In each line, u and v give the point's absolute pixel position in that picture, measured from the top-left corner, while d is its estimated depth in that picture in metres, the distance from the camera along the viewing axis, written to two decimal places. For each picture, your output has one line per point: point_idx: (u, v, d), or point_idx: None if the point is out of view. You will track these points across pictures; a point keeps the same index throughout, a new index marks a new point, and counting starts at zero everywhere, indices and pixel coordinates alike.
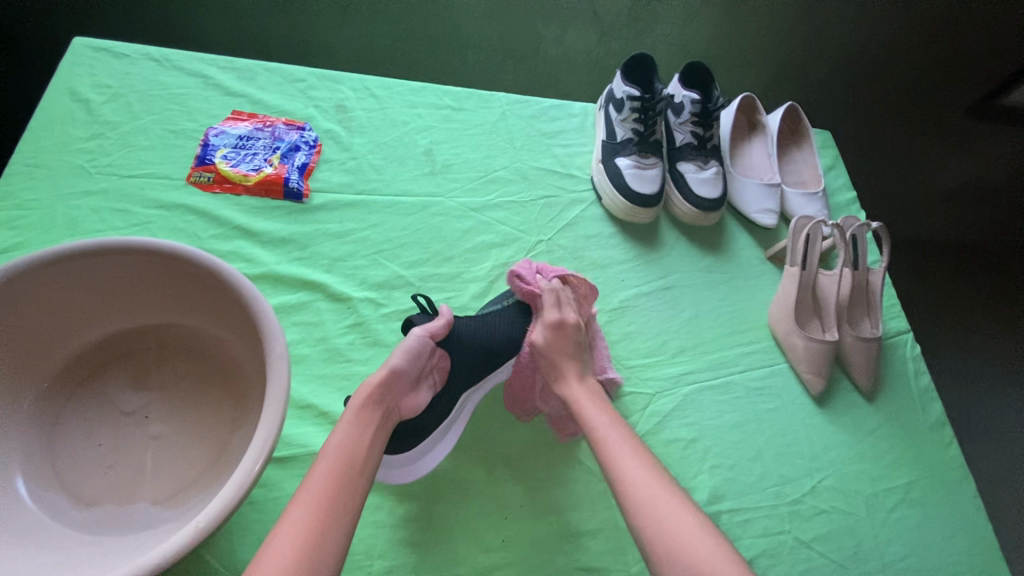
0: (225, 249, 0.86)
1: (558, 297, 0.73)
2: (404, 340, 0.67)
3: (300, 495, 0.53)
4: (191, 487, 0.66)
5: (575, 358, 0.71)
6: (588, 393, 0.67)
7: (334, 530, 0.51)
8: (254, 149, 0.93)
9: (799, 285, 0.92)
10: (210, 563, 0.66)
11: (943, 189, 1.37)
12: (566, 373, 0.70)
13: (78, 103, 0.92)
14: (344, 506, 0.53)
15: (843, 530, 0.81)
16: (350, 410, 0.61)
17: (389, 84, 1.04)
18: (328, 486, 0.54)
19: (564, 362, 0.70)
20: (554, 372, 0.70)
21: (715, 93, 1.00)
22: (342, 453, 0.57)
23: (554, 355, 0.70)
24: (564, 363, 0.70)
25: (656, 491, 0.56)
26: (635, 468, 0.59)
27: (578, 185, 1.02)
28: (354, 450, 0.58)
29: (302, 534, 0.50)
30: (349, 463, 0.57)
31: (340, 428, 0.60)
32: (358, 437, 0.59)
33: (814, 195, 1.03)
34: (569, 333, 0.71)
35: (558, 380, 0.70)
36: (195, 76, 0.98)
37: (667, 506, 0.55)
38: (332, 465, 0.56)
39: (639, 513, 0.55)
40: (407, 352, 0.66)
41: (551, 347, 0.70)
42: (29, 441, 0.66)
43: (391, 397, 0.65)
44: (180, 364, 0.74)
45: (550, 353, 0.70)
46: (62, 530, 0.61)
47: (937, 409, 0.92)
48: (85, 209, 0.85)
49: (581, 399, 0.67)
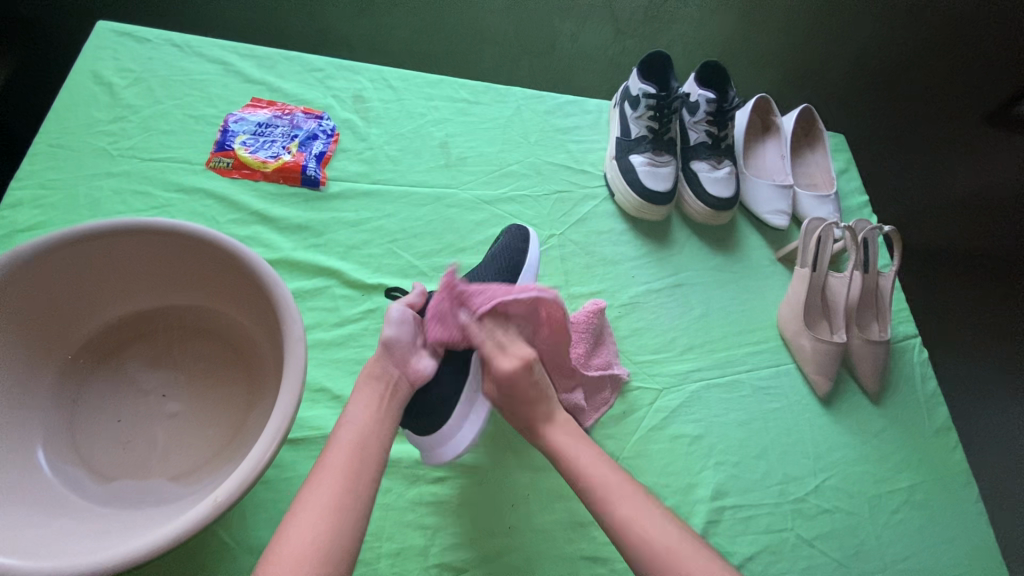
0: (243, 234, 0.87)
1: (496, 340, 0.67)
2: (388, 311, 0.67)
3: (315, 479, 0.55)
4: (208, 464, 0.67)
5: (538, 400, 0.67)
6: (567, 436, 0.66)
7: (352, 513, 0.53)
8: (273, 136, 0.95)
9: (809, 286, 0.92)
10: (222, 539, 0.68)
11: (953, 196, 1.37)
12: (535, 420, 0.67)
13: (101, 86, 0.94)
14: (359, 489, 0.55)
15: (845, 529, 0.82)
16: (358, 392, 0.63)
17: (406, 75, 1.05)
18: (343, 469, 0.56)
19: (530, 409, 0.67)
20: (520, 421, 0.68)
21: (731, 93, 1.01)
22: (355, 436, 0.59)
23: (513, 406, 0.67)
24: (523, 410, 0.67)
25: (659, 531, 0.58)
26: (624, 497, 0.60)
27: (591, 181, 1.03)
28: (368, 433, 0.59)
29: (319, 519, 0.52)
30: (362, 447, 0.58)
31: (350, 411, 0.61)
32: (371, 417, 0.60)
33: (826, 198, 1.03)
34: (518, 383, 0.65)
35: (525, 427, 0.68)
36: (216, 63, 0.99)
37: (659, 534, 0.58)
38: (347, 450, 0.57)
39: (629, 541, 0.58)
40: (396, 323, 0.66)
41: (507, 397, 0.67)
42: (51, 414, 0.68)
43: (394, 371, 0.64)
44: (197, 345, 0.76)
45: (511, 405, 0.67)
46: (81, 501, 0.63)
47: (943, 415, 0.92)
48: (107, 190, 0.87)
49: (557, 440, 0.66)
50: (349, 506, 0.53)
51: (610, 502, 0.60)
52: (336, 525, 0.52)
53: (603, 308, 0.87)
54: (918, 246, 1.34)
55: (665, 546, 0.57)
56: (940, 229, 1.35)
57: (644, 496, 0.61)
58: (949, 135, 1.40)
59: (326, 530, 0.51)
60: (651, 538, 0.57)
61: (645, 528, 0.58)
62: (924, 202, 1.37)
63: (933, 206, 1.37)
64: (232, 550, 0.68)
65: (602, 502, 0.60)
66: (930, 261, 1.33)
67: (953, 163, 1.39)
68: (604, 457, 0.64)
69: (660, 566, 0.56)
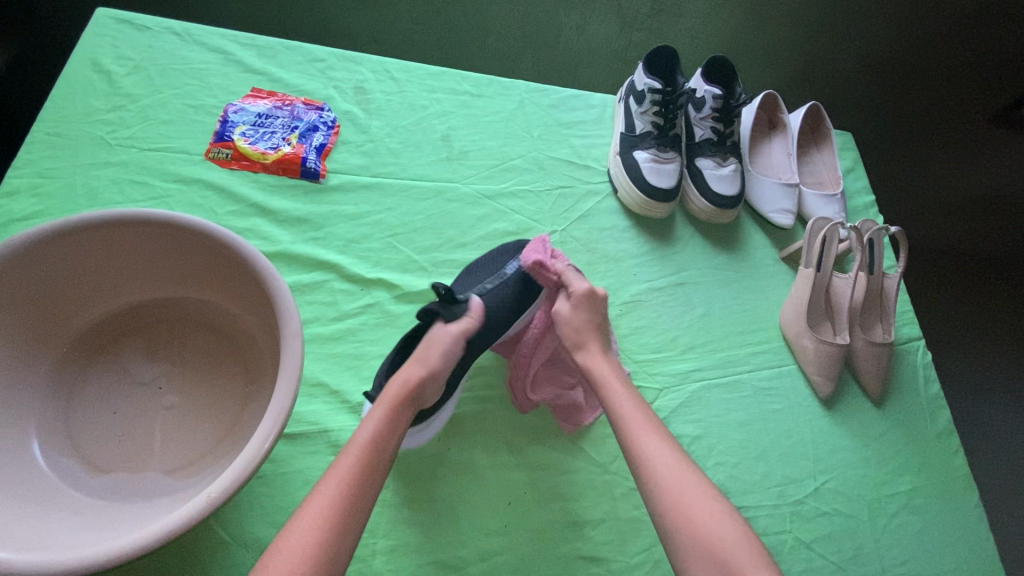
0: (241, 226, 0.87)
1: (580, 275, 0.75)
2: (442, 343, 0.66)
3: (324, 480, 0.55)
4: (203, 459, 0.67)
5: (599, 326, 0.73)
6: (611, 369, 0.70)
7: (351, 518, 0.53)
8: (272, 127, 0.94)
9: (812, 287, 0.91)
10: (217, 533, 0.68)
11: (958, 200, 1.34)
12: (589, 344, 0.71)
13: (100, 74, 0.93)
14: (362, 495, 0.55)
15: (844, 532, 0.81)
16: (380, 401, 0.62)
17: (409, 67, 1.04)
18: (350, 474, 0.55)
19: (590, 332, 0.72)
20: (579, 345, 0.71)
21: (737, 89, 0.99)
22: (369, 443, 0.58)
23: (581, 324, 0.71)
24: (587, 334, 0.72)
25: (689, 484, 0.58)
26: (658, 448, 0.62)
27: (594, 177, 1.02)
28: (382, 441, 0.59)
29: (322, 519, 0.52)
30: (374, 454, 0.58)
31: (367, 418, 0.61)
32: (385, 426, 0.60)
33: (832, 197, 1.02)
34: (594, 303, 0.72)
35: (580, 351, 0.71)
36: (216, 52, 0.98)
37: (687, 491, 0.58)
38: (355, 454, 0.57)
39: (657, 491, 0.59)
40: (449, 359, 0.66)
41: (579, 315, 0.72)
42: (46, 405, 0.68)
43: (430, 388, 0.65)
44: (194, 338, 0.75)
45: (579, 324, 0.71)
46: (75, 494, 0.62)
47: (945, 419, 0.91)
48: (105, 179, 0.86)
49: (603, 376, 0.69)
50: (348, 515, 0.53)
51: (644, 450, 0.62)
52: (336, 528, 0.52)
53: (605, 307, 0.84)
54: (928, 244, 1.31)
55: (693, 501, 0.57)
56: (952, 227, 1.32)
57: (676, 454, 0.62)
58: (954, 131, 1.37)
59: (327, 531, 0.51)
60: (678, 491, 0.58)
61: (675, 481, 0.59)
62: (936, 198, 1.34)
63: (943, 202, 1.34)
64: (228, 544, 0.67)
65: (638, 449, 0.62)
66: (942, 261, 1.30)
67: (959, 159, 1.36)
68: (644, 408, 0.66)
69: (684, 520, 0.56)
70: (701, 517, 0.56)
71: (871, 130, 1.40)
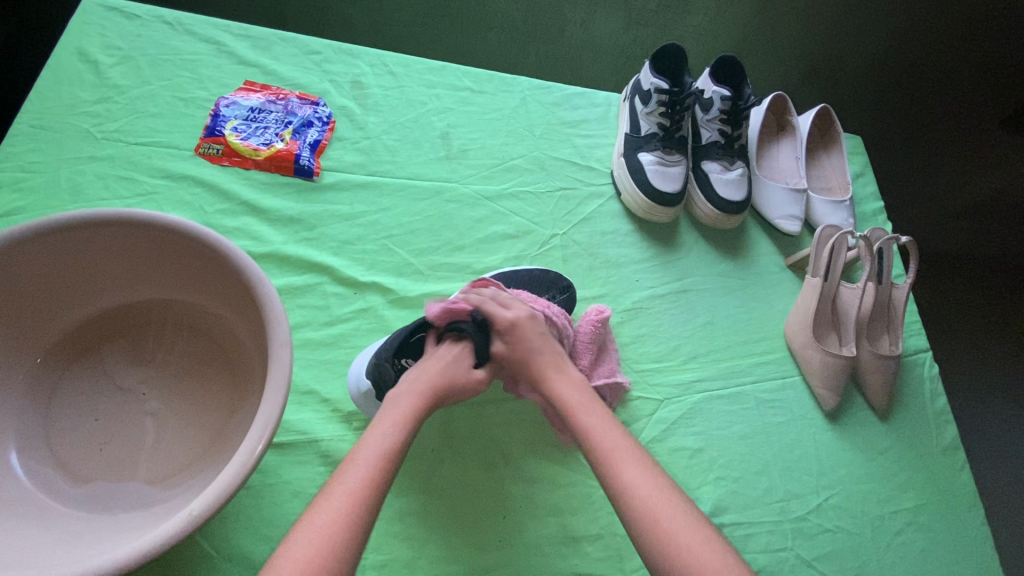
0: (231, 225, 0.84)
1: (500, 302, 0.72)
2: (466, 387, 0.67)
3: (335, 482, 0.53)
4: (188, 469, 0.65)
5: (547, 349, 0.69)
6: (577, 393, 0.65)
7: (365, 520, 0.51)
8: (265, 122, 0.91)
9: (819, 296, 0.89)
10: (201, 546, 0.66)
11: (965, 205, 1.30)
12: (544, 373, 0.67)
13: (87, 64, 0.89)
14: (377, 499, 0.53)
15: (845, 550, 0.79)
16: (396, 405, 0.62)
17: (408, 61, 1.00)
18: (365, 477, 0.53)
19: (539, 358, 0.68)
20: (533, 374, 0.67)
21: (746, 91, 0.96)
22: (384, 446, 0.56)
23: (523, 357, 0.68)
24: (538, 361, 0.68)
25: (671, 509, 0.55)
26: (633, 469, 0.58)
27: (597, 179, 0.99)
28: (397, 445, 0.57)
29: (333, 522, 0.49)
30: (389, 457, 0.56)
31: (379, 421, 0.59)
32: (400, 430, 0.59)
33: (840, 203, 0.99)
34: (527, 330, 0.69)
35: (538, 381, 0.67)
36: (208, 42, 0.94)
37: (664, 514, 0.54)
38: (371, 457, 0.55)
39: (631, 516, 0.55)
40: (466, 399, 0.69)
41: (513, 346, 0.68)
42: (25, 412, 0.65)
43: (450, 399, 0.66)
44: (180, 342, 0.73)
45: (522, 355, 0.68)
46: (53, 505, 0.60)
47: (951, 434, 0.89)
48: (90, 174, 0.83)
49: (569, 400, 0.65)
50: (358, 515, 0.50)
51: (617, 472, 0.58)
52: (349, 530, 0.49)
53: (607, 317, 0.81)
54: (941, 251, 1.27)
55: (674, 527, 0.53)
56: (963, 235, 1.29)
57: (655, 475, 0.58)
58: (963, 139, 1.33)
59: (340, 534, 0.49)
60: (653, 514, 0.54)
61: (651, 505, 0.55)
62: (945, 205, 1.31)
63: (952, 210, 1.30)
64: (211, 557, 0.65)
65: (611, 473, 0.58)
66: (955, 269, 1.26)
67: (969, 167, 1.31)
68: (618, 428, 0.62)
69: (661, 544, 0.53)
70: (681, 542, 0.52)
71: (881, 132, 1.36)
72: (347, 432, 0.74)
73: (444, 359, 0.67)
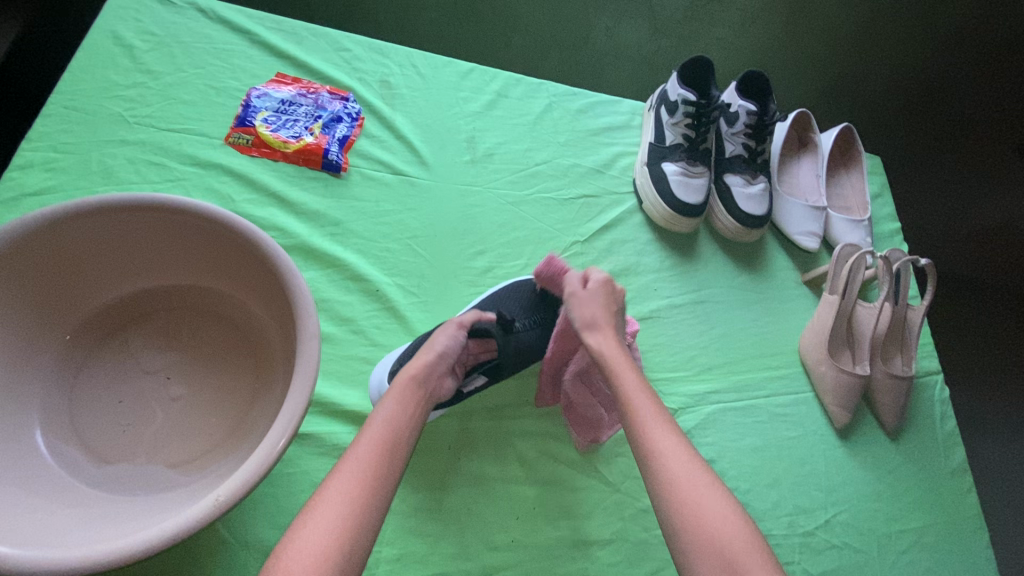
0: (259, 215, 0.84)
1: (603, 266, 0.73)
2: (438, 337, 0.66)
3: (341, 467, 0.53)
4: (209, 454, 0.65)
5: (614, 312, 0.69)
6: (620, 355, 0.65)
7: (376, 511, 0.51)
8: (296, 115, 0.91)
9: (835, 314, 0.90)
10: (218, 530, 0.67)
11: (987, 226, 1.27)
12: (601, 327, 0.66)
13: (121, 48, 0.90)
14: (386, 485, 0.52)
15: (851, 567, 0.80)
16: (391, 392, 0.60)
17: (437, 62, 1.01)
18: (368, 466, 0.53)
19: (603, 315, 0.67)
20: (587, 323, 0.67)
21: (772, 106, 0.96)
22: (384, 435, 0.55)
23: (595, 309, 0.68)
24: (601, 317, 0.67)
25: (692, 471, 0.55)
26: (672, 446, 0.57)
27: (620, 187, 0.99)
28: (399, 433, 0.56)
29: (342, 511, 0.49)
30: (390, 445, 0.55)
31: (383, 404, 0.59)
32: (399, 416, 0.58)
33: (859, 223, 0.99)
34: (611, 294, 0.69)
35: (589, 332, 0.66)
36: (241, 34, 0.95)
37: (691, 476, 0.55)
38: (369, 448, 0.54)
39: (661, 493, 0.55)
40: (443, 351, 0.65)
41: (591, 295, 0.68)
42: (50, 392, 0.66)
43: (439, 371, 0.64)
44: (204, 329, 0.73)
45: (588, 302, 0.68)
46: (76, 484, 0.61)
47: (960, 456, 0.90)
48: (121, 158, 0.84)
49: (612, 356, 0.64)
50: (366, 501, 0.50)
51: (656, 443, 0.58)
52: (359, 520, 0.49)
53: (635, 331, 0.84)
54: (966, 275, 1.25)
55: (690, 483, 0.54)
56: (981, 257, 1.25)
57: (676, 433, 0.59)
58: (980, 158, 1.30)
59: (352, 520, 0.49)
60: (685, 487, 0.54)
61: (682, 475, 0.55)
62: (963, 227, 1.28)
63: (972, 231, 1.27)
64: (228, 543, 0.66)
65: (646, 440, 0.58)
66: (981, 293, 1.24)
67: (985, 190, 1.28)
68: (654, 397, 0.62)
69: (686, 512, 0.53)
70: (693, 502, 0.53)
71: (901, 156, 1.33)
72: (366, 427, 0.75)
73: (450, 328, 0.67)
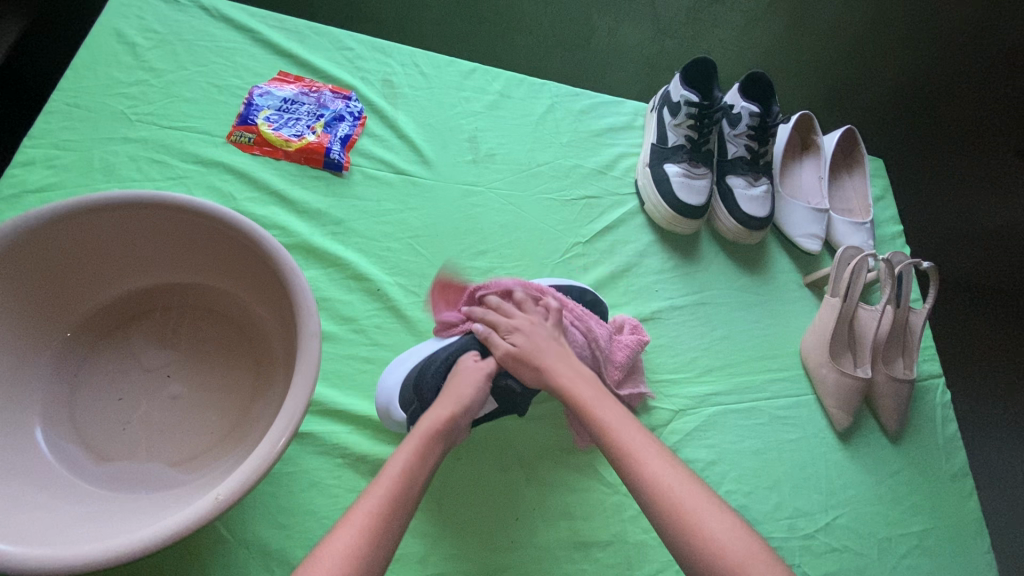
0: (260, 213, 0.84)
1: (503, 308, 0.74)
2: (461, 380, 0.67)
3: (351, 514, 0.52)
4: (210, 453, 0.65)
5: (552, 345, 0.70)
6: (591, 389, 0.65)
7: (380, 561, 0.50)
8: (298, 113, 0.91)
9: (837, 316, 0.89)
10: (217, 528, 0.66)
11: (988, 229, 1.26)
12: (552, 371, 0.68)
13: (124, 45, 0.90)
14: (392, 534, 0.52)
15: (852, 570, 0.80)
16: (413, 435, 0.60)
17: (439, 62, 1.01)
18: (377, 515, 0.52)
19: (547, 359, 0.68)
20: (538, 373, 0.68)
21: (774, 108, 0.96)
22: (400, 478, 0.55)
23: (530, 361, 0.69)
24: (547, 360, 0.68)
25: (711, 511, 0.54)
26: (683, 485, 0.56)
27: (622, 188, 0.99)
28: (413, 481, 0.56)
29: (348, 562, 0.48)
30: (405, 489, 0.55)
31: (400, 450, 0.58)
32: (418, 462, 0.58)
33: (861, 225, 0.99)
34: (532, 336, 0.70)
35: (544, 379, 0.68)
36: (244, 32, 0.95)
37: (706, 518, 0.54)
38: (382, 494, 0.53)
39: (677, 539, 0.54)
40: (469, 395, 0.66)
41: (520, 348, 0.70)
42: (50, 389, 0.66)
43: (460, 423, 0.64)
44: (205, 327, 0.73)
45: (524, 356, 0.69)
46: (75, 481, 0.61)
47: (961, 460, 0.90)
48: (123, 155, 0.84)
49: (581, 393, 0.65)
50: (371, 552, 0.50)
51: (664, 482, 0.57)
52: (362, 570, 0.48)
53: (645, 339, 0.83)
54: (967, 279, 1.25)
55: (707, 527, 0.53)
56: (983, 260, 1.25)
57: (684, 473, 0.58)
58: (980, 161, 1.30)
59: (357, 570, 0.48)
60: (700, 530, 0.53)
61: (680, 497, 0.56)
62: (964, 230, 1.27)
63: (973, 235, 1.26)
64: (227, 542, 0.66)
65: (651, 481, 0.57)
66: (982, 297, 1.23)
67: (985, 194, 1.28)
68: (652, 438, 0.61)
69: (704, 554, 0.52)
70: (714, 544, 0.52)
71: (903, 160, 1.33)
72: (365, 426, 0.75)
73: (478, 376, 0.68)
